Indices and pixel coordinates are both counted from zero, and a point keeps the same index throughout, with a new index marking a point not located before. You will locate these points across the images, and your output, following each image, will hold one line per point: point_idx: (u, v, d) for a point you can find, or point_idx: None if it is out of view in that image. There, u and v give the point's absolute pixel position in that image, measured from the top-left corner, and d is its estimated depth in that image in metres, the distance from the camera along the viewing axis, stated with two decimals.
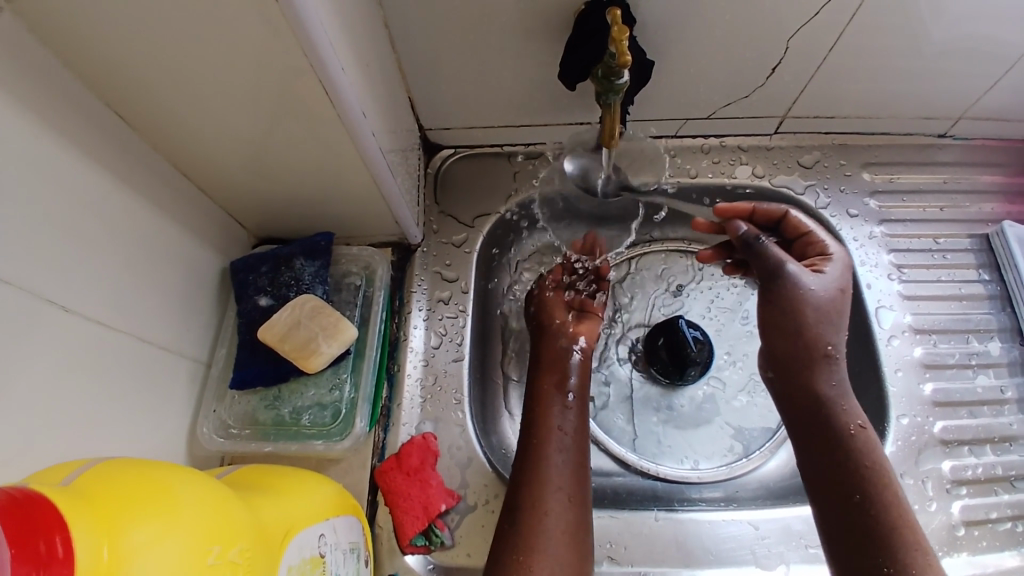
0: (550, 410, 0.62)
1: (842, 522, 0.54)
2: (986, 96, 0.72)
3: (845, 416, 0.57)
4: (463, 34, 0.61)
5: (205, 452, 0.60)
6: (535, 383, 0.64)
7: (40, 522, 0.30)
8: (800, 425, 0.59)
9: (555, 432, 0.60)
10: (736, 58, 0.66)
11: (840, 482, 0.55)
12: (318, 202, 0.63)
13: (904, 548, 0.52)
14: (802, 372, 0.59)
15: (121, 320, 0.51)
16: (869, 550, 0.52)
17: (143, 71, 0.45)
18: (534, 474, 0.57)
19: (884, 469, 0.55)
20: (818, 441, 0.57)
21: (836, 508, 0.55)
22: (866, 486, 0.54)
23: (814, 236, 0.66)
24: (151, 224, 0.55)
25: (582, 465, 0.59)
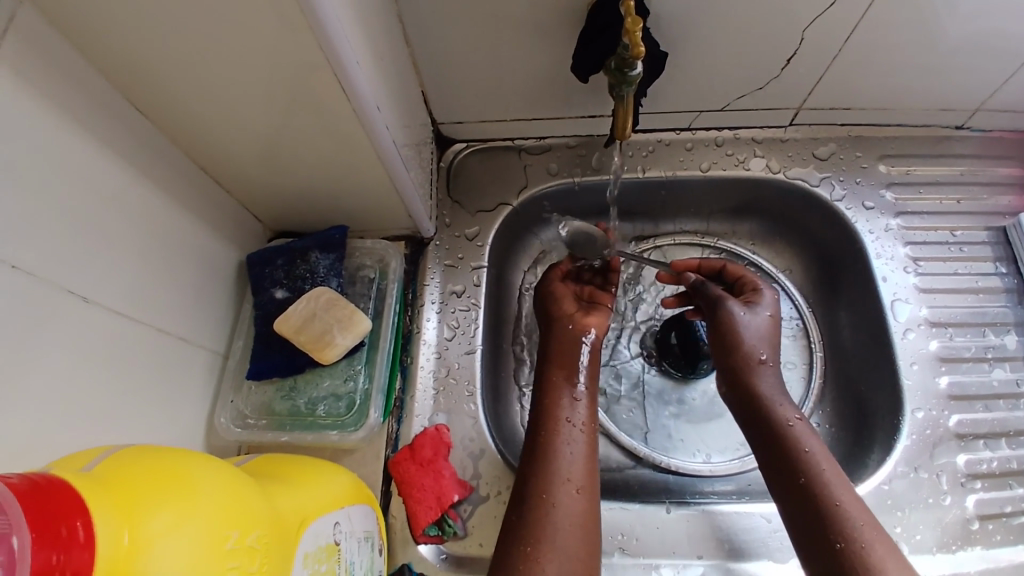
0: (559, 402, 0.62)
1: (794, 512, 0.54)
2: (1005, 86, 0.71)
3: (783, 410, 0.59)
4: (475, 28, 0.61)
5: (222, 441, 0.61)
6: (545, 376, 0.65)
7: (61, 507, 0.31)
8: (746, 425, 0.61)
9: (566, 425, 0.60)
10: (749, 50, 0.65)
11: (786, 471, 0.56)
12: (331, 195, 0.64)
13: (857, 527, 0.51)
14: (743, 380, 0.61)
15: (140, 312, 0.52)
16: (819, 533, 0.52)
17: (161, 65, 0.46)
18: (543, 466, 0.58)
19: (825, 455, 0.56)
20: (761, 437, 0.59)
21: (786, 498, 0.55)
22: (812, 471, 0.55)
23: (748, 276, 0.68)
24: (169, 217, 0.55)
25: (592, 457, 0.59)
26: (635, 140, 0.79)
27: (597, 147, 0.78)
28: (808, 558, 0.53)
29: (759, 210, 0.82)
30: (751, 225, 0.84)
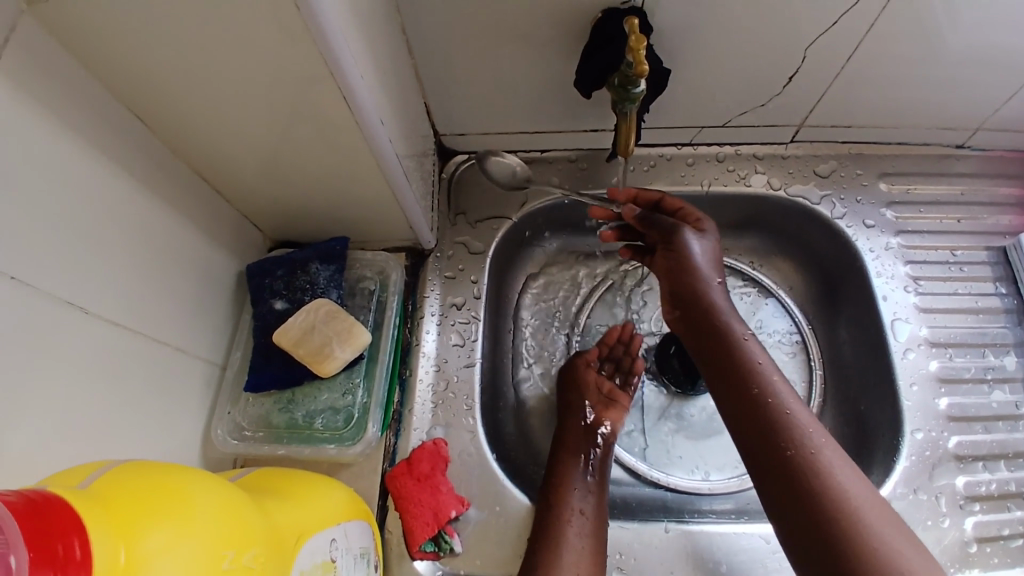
0: (571, 492, 0.62)
1: (744, 424, 0.56)
2: (1004, 106, 0.72)
3: (736, 326, 0.61)
4: (478, 41, 0.61)
5: (219, 454, 0.61)
6: (556, 463, 0.65)
7: (57, 524, 0.30)
8: (699, 342, 0.62)
9: (576, 516, 0.60)
10: (752, 66, 0.65)
11: (737, 384, 0.57)
12: (332, 205, 0.63)
13: (804, 432, 0.54)
14: (694, 300, 0.62)
15: (137, 321, 0.51)
16: (769, 439, 0.54)
17: (165, 78, 0.46)
18: (546, 555, 0.57)
19: (774, 371, 0.58)
20: (715, 352, 0.60)
21: (739, 411, 0.57)
22: (764, 382, 0.57)
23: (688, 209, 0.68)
24: (169, 227, 0.55)
25: (597, 554, 0.59)
26: (637, 154, 0.79)
27: (598, 161, 0.78)
28: (757, 467, 0.54)
29: (760, 225, 0.83)
30: (753, 240, 0.84)
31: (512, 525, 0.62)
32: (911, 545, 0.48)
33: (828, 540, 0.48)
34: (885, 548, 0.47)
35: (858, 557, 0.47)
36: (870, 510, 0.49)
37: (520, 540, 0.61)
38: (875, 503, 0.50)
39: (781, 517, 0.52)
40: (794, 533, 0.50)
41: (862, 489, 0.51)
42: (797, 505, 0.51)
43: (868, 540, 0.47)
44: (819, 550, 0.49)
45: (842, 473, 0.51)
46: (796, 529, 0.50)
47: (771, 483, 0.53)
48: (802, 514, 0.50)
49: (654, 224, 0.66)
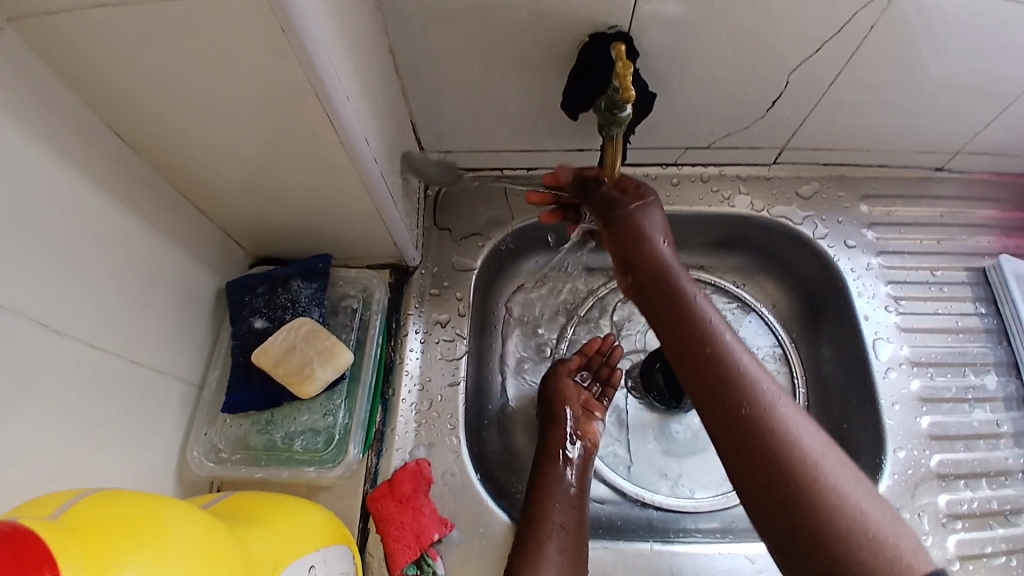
0: (552, 506, 0.61)
1: (699, 385, 0.52)
2: (982, 131, 0.73)
3: (687, 287, 0.57)
4: (466, 60, 0.62)
5: (194, 476, 0.59)
6: (539, 477, 0.64)
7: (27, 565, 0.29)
8: (651, 306, 0.58)
9: (556, 531, 0.59)
10: (736, 90, 0.66)
11: (687, 342, 0.53)
12: (316, 222, 0.62)
13: (761, 391, 0.49)
14: (646, 262, 0.59)
15: (115, 342, 0.50)
16: (721, 397, 0.50)
17: (147, 94, 0.45)
18: (526, 567, 0.56)
19: (723, 326, 0.54)
20: (667, 313, 0.56)
21: (693, 372, 0.52)
22: (715, 339, 0.53)
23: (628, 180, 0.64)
24: (149, 244, 0.54)
25: (574, 571, 0.58)
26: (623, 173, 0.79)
27: None
28: (714, 431, 0.49)
29: (743, 245, 0.83)
30: (737, 259, 0.85)
31: (494, 547, 0.61)
32: (878, 505, 0.44)
33: (790, 499, 0.44)
34: (846, 503, 0.43)
35: (819, 515, 0.43)
36: (829, 463, 0.45)
37: (502, 561, 0.60)
38: (833, 456, 0.46)
39: (740, 483, 0.47)
40: (752, 495, 0.46)
41: (819, 442, 0.46)
42: (756, 468, 0.46)
43: (829, 497, 0.43)
44: (777, 511, 0.44)
45: (798, 427, 0.47)
46: (757, 495, 0.46)
47: (728, 449, 0.48)
48: (759, 473, 0.46)
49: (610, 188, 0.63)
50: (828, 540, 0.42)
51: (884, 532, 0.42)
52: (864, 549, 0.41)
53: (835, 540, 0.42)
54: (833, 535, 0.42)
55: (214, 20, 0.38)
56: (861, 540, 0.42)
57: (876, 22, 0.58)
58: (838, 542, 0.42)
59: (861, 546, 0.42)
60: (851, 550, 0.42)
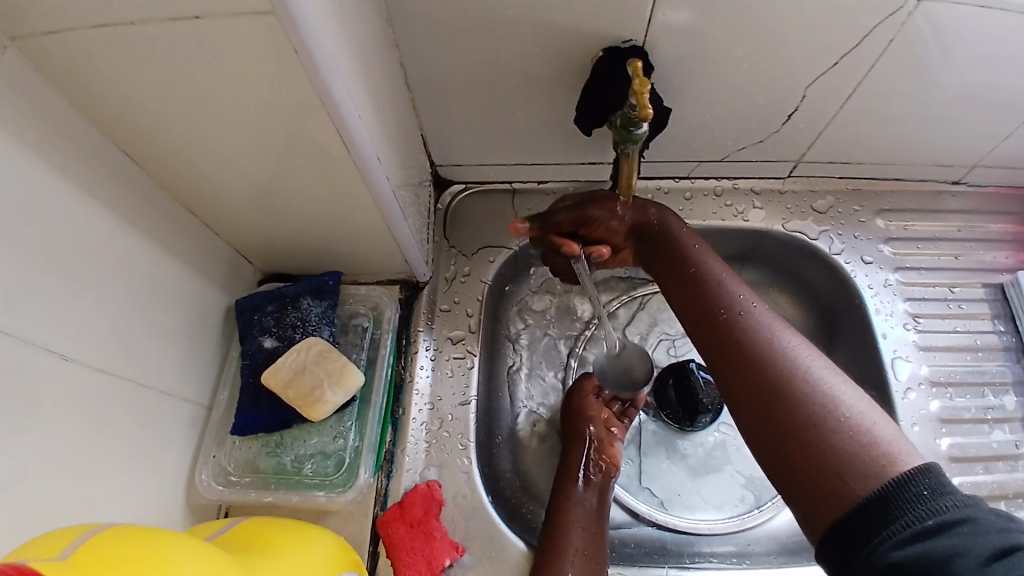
0: (572, 529, 0.60)
1: (685, 300, 0.56)
2: (1000, 145, 0.72)
3: (672, 219, 0.62)
4: (479, 75, 0.61)
5: (202, 500, 0.58)
6: (557, 501, 0.63)
7: None
8: (644, 243, 0.63)
9: (577, 556, 0.58)
10: (750, 104, 0.66)
11: (683, 273, 0.58)
12: (326, 239, 0.62)
13: (737, 300, 0.53)
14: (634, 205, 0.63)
15: (122, 363, 0.49)
16: (711, 312, 0.53)
17: (157, 113, 0.45)
18: None
19: (718, 263, 0.58)
20: (657, 245, 0.62)
21: (680, 291, 0.57)
22: (700, 264, 0.57)
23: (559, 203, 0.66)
24: (157, 263, 0.53)
25: None
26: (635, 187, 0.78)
27: None
28: (700, 338, 0.53)
29: (758, 259, 0.82)
30: (750, 274, 0.83)
31: (507, 573, 0.60)
32: (851, 391, 0.45)
33: (765, 384, 0.46)
34: (824, 393, 0.44)
35: (795, 401, 0.45)
36: (811, 362, 0.47)
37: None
38: (818, 358, 0.47)
39: (722, 379, 0.50)
40: (736, 395, 0.48)
41: (795, 341, 0.49)
42: (734, 362, 0.49)
43: (802, 386, 0.45)
44: (760, 405, 0.46)
45: (774, 330, 0.50)
46: (736, 387, 0.48)
47: (711, 350, 0.51)
48: (741, 374, 0.48)
49: (574, 210, 0.62)
50: (803, 423, 0.44)
51: (862, 420, 0.43)
52: (839, 430, 0.42)
53: (811, 425, 0.43)
54: (809, 423, 0.43)
55: (227, 39, 0.38)
56: (838, 425, 0.43)
57: (892, 37, 0.57)
58: (814, 426, 0.43)
59: (837, 433, 0.42)
60: (824, 431, 0.43)
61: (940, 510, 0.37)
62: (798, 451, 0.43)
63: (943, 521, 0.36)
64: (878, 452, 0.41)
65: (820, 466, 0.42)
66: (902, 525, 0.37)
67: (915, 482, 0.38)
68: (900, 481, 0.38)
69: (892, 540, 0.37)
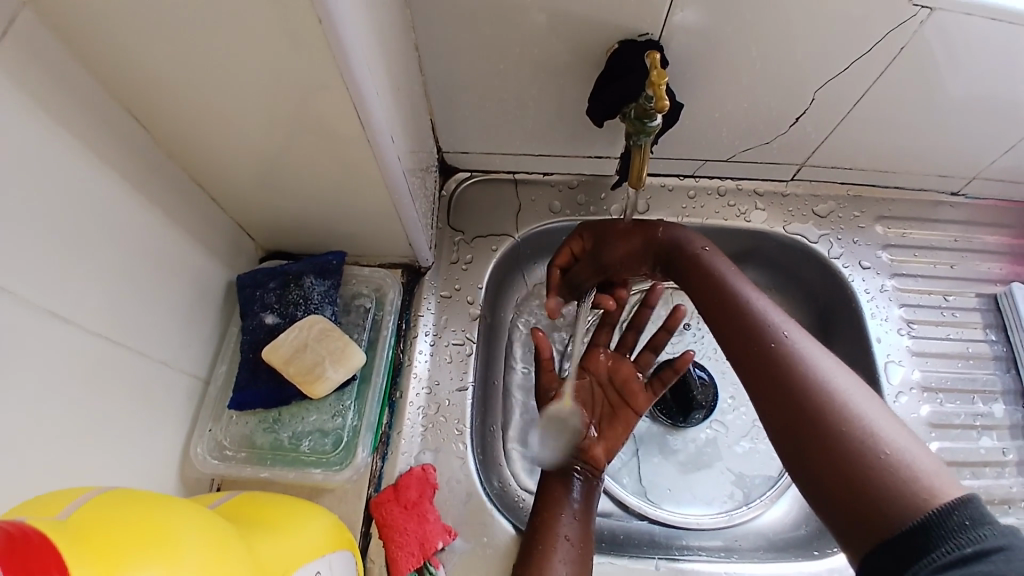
0: (558, 517, 0.60)
1: (721, 328, 0.56)
2: (1001, 158, 0.73)
3: (696, 241, 0.62)
4: (492, 61, 0.61)
5: (196, 474, 0.57)
6: (544, 488, 0.63)
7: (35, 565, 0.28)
8: (670, 267, 0.63)
9: (561, 542, 0.58)
10: (760, 105, 0.66)
11: (715, 299, 0.57)
12: (332, 220, 0.61)
13: (773, 327, 0.53)
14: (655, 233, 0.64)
15: (122, 333, 0.49)
16: (752, 343, 0.53)
17: (171, 81, 0.44)
18: None
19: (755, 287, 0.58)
20: (683, 270, 0.61)
21: (714, 317, 0.57)
22: (731, 289, 0.57)
23: (575, 243, 0.67)
24: (161, 235, 0.53)
25: None
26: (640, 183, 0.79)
27: (602, 188, 0.77)
28: (741, 367, 0.53)
29: (756, 261, 0.82)
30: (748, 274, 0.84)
31: (497, 559, 0.60)
32: (893, 425, 0.45)
33: (806, 418, 0.47)
34: (865, 427, 0.45)
35: (836, 434, 0.45)
36: (853, 397, 0.47)
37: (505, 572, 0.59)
38: (859, 391, 0.48)
39: (763, 411, 0.51)
40: (780, 432, 0.49)
41: (835, 373, 0.49)
42: (774, 395, 0.50)
43: (843, 422, 0.46)
44: (802, 442, 0.47)
45: (813, 360, 0.50)
46: (779, 420, 0.49)
47: (751, 381, 0.52)
48: (783, 408, 0.49)
49: (589, 265, 0.66)
50: (844, 457, 0.44)
51: (903, 453, 0.43)
52: (880, 464, 0.43)
53: (855, 465, 0.44)
54: (851, 461, 0.44)
55: (248, 7, 0.37)
56: (881, 463, 0.43)
57: (903, 45, 0.58)
58: (855, 460, 0.44)
59: (880, 470, 0.43)
60: (865, 465, 0.43)
61: (978, 539, 0.37)
62: (840, 488, 0.44)
63: (980, 550, 0.36)
64: (922, 486, 0.41)
65: (861, 501, 0.42)
66: (941, 553, 0.37)
67: (957, 512, 0.38)
68: (939, 512, 0.39)
69: (928, 566, 0.37)
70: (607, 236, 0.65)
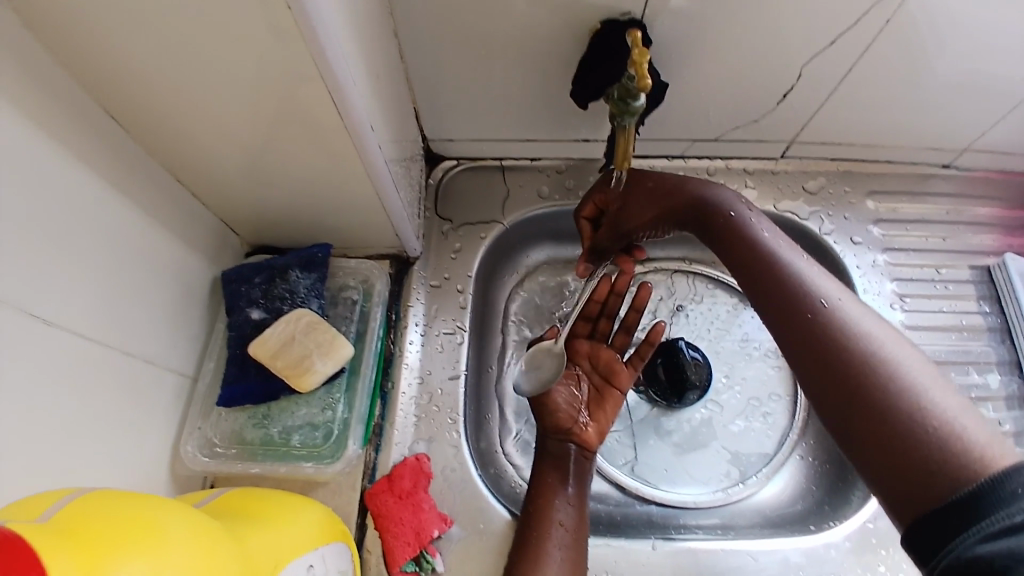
0: (552, 503, 0.60)
1: (763, 296, 0.55)
2: (993, 129, 0.72)
3: (728, 207, 0.61)
4: (474, 45, 0.60)
5: (187, 471, 0.57)
6: (535, 474, 0.63)
7: (21, 559, 0.28)
8: (703, 235, 0.62)
9: (555, 528, 0.59)
10: (748, 84, 0.65)
11: (754, 268, 0.56)
12: (316, 213, 0.61)
13: (817, 294, 0.51)
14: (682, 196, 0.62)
15: (106, 333, 0.48)
16: (794, 311, 0.51)
17: (142, 72, 0.43)
18: (522, 568, 0.56)
19: (801, 256, 0.56)
20: (718, 240, 0.60)
21: (754, 284, 0.56)
22: (771, 257, 0.56)
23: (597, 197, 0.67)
24: (142, 231, 0.52)
25: (575, 569, 0.57)
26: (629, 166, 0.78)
27: (591, 172, 0.76)
28: (783, 334, 0.52)
29: None
30: None
31: (493, 545, 0.60)
32: (945, 392, 0.43)
33: (851, 385, 0.45)
34: (914, 397, 0.43)
35: (880, 401, 0.44)
36: (901, 365, 0.45)
37: (502, 557, 0.59)
38: (910, 360, 0.45)
39: (805, 377, 0.49)
40: (823, 398, 0.47)
41: (884, 340, 0.47)
42: (817, 362, 0.48)
43: (888, 389, 0.44)
44: (846, 408, 0.45)
45: (859, 328, 0.48)
46: (822, 387, 0.47)
47: (795, 347, 0.51)
48: (827, 374, 0.47)
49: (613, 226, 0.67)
50: (887, 426, 0.42)
51: (953, 424, 0.41)
52: (926, 435, 0.41)
53: (897, 432, 0.42)
54: (895, 429, 0.42)
55: None
56: (924, 431, 0.41)
57: (891, 17, 0.57)
58: (900, 428, 0.42)
59: (923, 439, 0.41)
60: (910, 434, 0.41)
61: None
62: (882, 457, 0.42)
63: None
64: (970, 455, 0.39)
65: (905, 471, 0.40)
66: (989, 522, 0.34)
67: (1009, 479, 0.35)
68: (993, 479, 0.36)
69: (978, 535, 0.34)
70: (630, 197, 0.64)
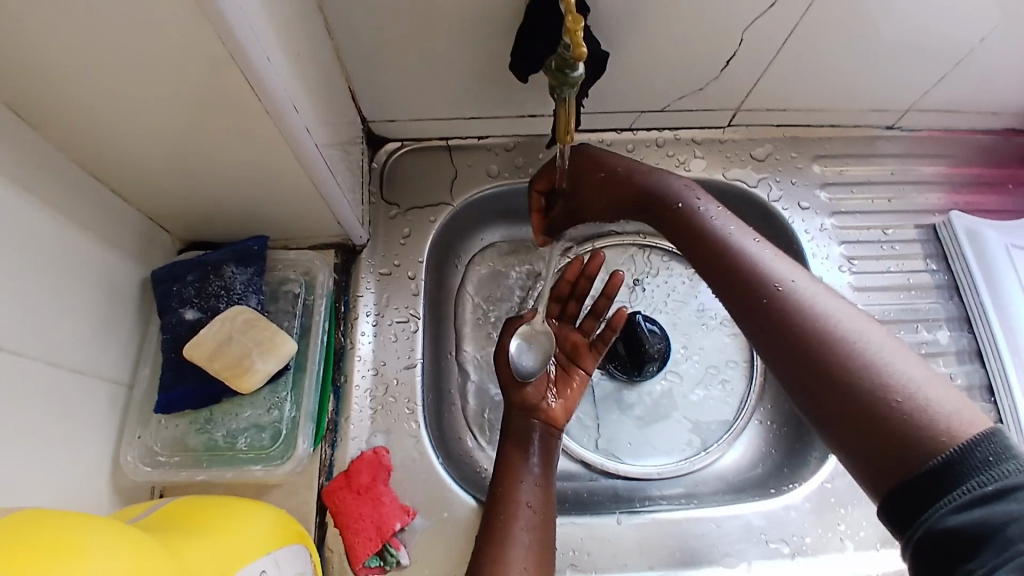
0: (517, 485, 0.59)
1: (718, 281, 0.53)
2: (933, 88, 0.73)
3: (676, 193, 0.59)
4: (407, 20, 0.57)
5: (130, 483, 0.55)
6: (499, 456, 0.62)
7: None
8: (655, 221, 0.60)
9: (522, 510, 0.58)
10: (690, 52, 0.64)
11: (707, 251, 0.55)
12: (251, 204, 0.58)
13: (770, 275, 0.50)
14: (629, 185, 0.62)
15: (25, 344, 0.45)
16: (750, 296, 0.50)
17: (35, 60, 0.39)
18: (494, 555, 0.54)
19: (750, 235, 0.55)
20: (670, 225, 0.59)
21: (708, 268, 0.54)
22: (722, 240, 0.54)
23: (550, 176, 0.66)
24: (57, 232, 0.48)
25: (546, 549, 0.56)
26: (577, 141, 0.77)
27: (538, 148, 0.74)
28: (742, 320, 0.50)
29: None
30: None
31: (458, 532, 0.59)
32: (908, 362, 0.43)
33: (815, 368, 0.44)
34: (879, 373, 0.42)
35: (844, 377, 0.43)
36: (861, 340, 0.44)
37: (468, 543, 0.59)
38: (870, 334, 0.45)
39: (770, 362, 0.48)
40: (790, 382, 0.46)
41: (841, 317, 0.46)
42: (779, 347, 0.47)
43: (853, 368, 0.43)
44: (814, 391, 0.44)
45: (816, 306, 0.47)
46: (788, 372, 0.46)
47: (755, 333, 0.49)
48: (791, 359, 0.46)
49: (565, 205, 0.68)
50: (854, 402, 0.42)
51: (920, 397, 0.40)
52: (895, 412, 0.40)
53: (868, 411, 0.41)
54: (865, 408, 0.41)
55: None
56: (894, 407, 0.41)
57: None
58: (870, 407, 0.41)
59: (894, 416, 0.40)
60: (877, 409, 0.41)
61: (1001, 476, 0.35)
62: (856, 436, 0.41)
63: (1002, 488, 0.35)
64: (939, 424, 0.39)
65: (882, 450, 0.40)
66: (960, 492, 0.36)
67: (979, 447, 0.37)
68: (962, 450, 0.37)
69: (949, 505, 0.36)
70: (583, 178, 0.65)
